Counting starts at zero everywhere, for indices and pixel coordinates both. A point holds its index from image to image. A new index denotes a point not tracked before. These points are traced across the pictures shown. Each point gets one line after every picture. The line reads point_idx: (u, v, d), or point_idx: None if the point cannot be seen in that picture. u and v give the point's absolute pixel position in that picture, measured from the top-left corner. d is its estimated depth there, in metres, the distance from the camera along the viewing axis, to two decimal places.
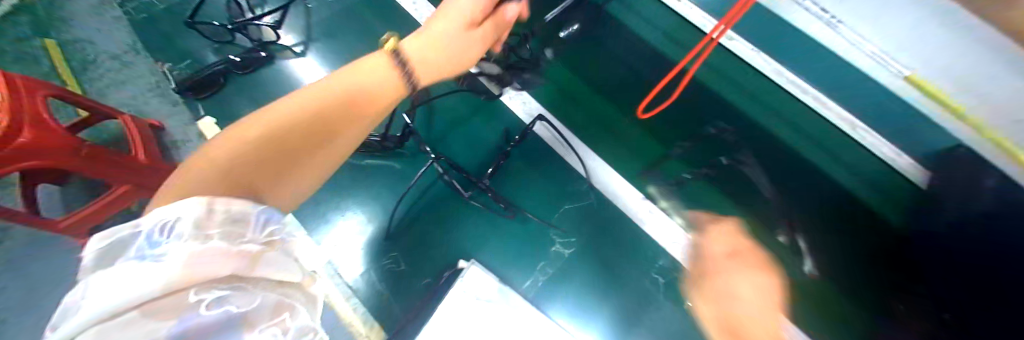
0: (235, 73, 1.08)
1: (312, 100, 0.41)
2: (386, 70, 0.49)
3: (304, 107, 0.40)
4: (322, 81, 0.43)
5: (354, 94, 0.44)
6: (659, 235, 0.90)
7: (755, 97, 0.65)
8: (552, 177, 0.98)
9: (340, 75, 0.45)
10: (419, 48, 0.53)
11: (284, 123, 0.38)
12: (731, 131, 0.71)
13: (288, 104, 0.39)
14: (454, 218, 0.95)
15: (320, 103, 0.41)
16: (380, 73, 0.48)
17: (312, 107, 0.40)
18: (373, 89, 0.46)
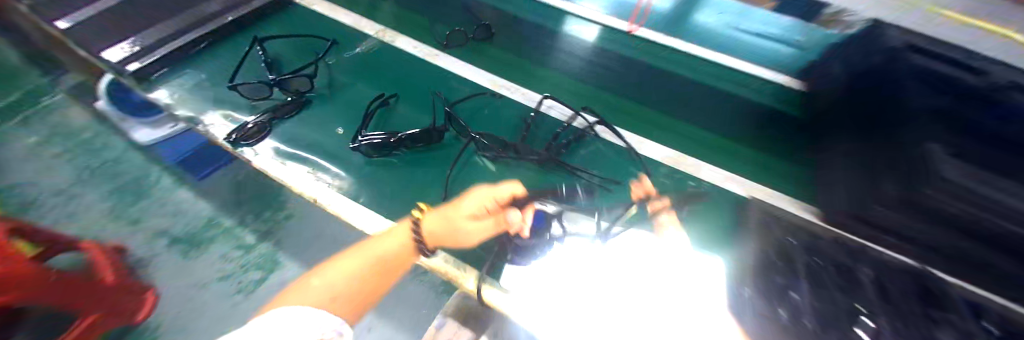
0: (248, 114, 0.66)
1: (362, 265, 0.47)
2: (402, 239, 0.50)
3: (357, 274, 0.46)
4: (371, 250, 0.49)
5: (380, 260, 0.48)
6: (728, 181, 0.67)
7: (699, 74, 0.88)
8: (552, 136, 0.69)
9: (365, 244, 0.50)
10: (435, 220, 0.52)
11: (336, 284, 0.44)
12: (688, 95, 0.84)
13: (340, 266, 0.47)
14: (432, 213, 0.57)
15: (379, 268, 0.47)
16: (390, 243, 0.49)
17: (370, 270, 0.47)
18: (389, 259, 0.48)
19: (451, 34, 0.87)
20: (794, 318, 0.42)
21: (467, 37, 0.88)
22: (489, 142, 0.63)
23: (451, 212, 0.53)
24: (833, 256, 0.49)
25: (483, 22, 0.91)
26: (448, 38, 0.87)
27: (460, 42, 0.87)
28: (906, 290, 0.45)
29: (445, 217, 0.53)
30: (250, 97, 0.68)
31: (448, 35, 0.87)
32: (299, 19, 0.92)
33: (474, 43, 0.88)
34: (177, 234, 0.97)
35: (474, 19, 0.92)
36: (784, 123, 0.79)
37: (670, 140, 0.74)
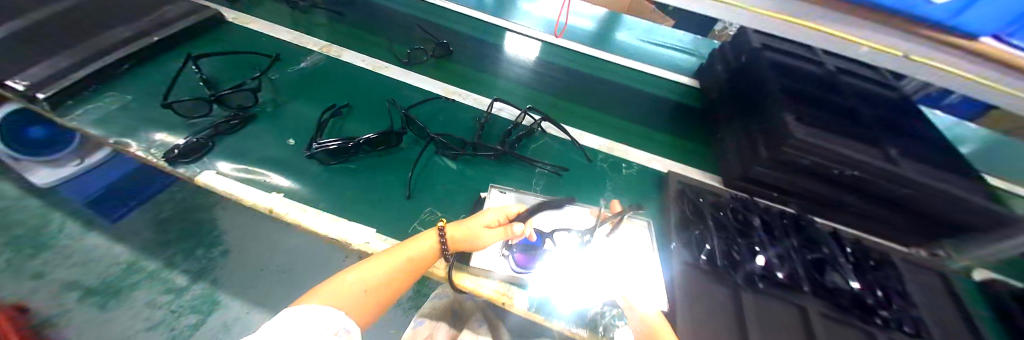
0: (182, 131, 0.62)
1: (396, 264, 0.44)
2: (430, 244, 0.47)
3: (389, 276, 0.43)
4: (403, 251, 0.45)
5: (410, 262, 0.45)
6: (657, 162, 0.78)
7: (631, 77, 1.02)
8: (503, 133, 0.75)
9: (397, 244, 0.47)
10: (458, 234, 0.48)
11: (365, 288, 0.41)
12: (616, 96, 0.95)
13: (371, 266, 0.43)
14: (395, 208, 0.58)
15: (407, 270, 0.44)
16: (422, 245, 0.47)
17: (402, 272, 0.44)
18: (417, 260, 0.46)
19: (411, 53, 0.92)
20: (711, 258, 0.53)
21: (427, 55, 0.93)
22: (444, 141, 0.67)
23: (472, 223, 0.49)
24: (732, 208, 0.61)
25: (442, 41, 0.97)
26: (407, 56, 0.91)
27: (420, 59, 0.91)
28: (785, 226, 0.59)
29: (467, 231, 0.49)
30: (185, 116, 0.65)
31: (408, 53, 0.92)
32: (235, 37, 0.90)
33: (433, 61, 0.92)
34: (91, 286, 0.90)
35: (432, 38, 0.98)
36: (692, 113, 0.95)
37: (611, 132, 0.85)
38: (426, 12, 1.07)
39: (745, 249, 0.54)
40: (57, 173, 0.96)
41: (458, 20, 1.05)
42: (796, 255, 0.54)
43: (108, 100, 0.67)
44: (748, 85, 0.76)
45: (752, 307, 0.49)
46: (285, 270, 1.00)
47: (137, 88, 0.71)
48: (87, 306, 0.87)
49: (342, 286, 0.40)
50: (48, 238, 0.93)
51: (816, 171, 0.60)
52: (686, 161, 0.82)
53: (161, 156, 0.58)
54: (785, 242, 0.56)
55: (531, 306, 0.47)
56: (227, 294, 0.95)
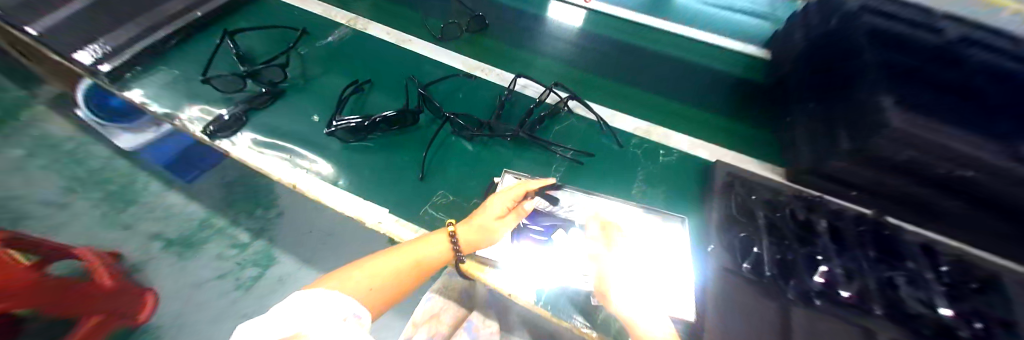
0: (219, 105, 0.66)
1: (406, 265, 0.43)
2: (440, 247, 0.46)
3: (396, 276, 0.42)
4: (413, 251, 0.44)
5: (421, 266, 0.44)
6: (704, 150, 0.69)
7: (684, 50, 0.89)
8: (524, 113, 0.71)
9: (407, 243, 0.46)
10: (469, 231, 0.45)
11: (375, 286, 0.40)
12: (659, 71, 0.85)
13: (382, 263, 0.42)
14: (410, 188, 0.57)
15: (417, 272, 0.44)
16: (436, 248, 0.45)
17: (411, 275, 0.43)
18: (428, 263, 0.45)
19: (444, 28, 0.87)
20: (759, 266, 0.46)
21: (461, 30, 0.87)
22: (462, 121, 0.64)
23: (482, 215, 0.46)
24: (792, 208, 0.52)
25: (476, 13, 0.90)
26: (441, 30, 0.87)
27: (454, 35, 0.86)
28: (860, 233, 0.49)
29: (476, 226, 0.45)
30: (221, 90, 0.68)
31: (441, 28, 0.87)
32: (270, 11, 0.92)
33: (467, 35, 0.87)
34: (171, 237, 1.03)
35: (466, 9, 0.91)
36: (751, 93, 0.82)
37: (653, 114, 0.76)
38: None
39: (804, 258, 0.45)
40: (135, 139, 1.09)
41: None
42: (872, 270, 0.44)
43: (158, 76, 0.72)
44: (834, 58, 0.62)
45: (805, 327, 0.41)
46: (329, 233, 1.07)
47: (184, 63, 0.76)
48: (170, 254, 1.01)
49: (351, 282, 0.39)
50: (138, 195, 1.08)
51: (915, 167, 0.48)
52: (740, 149, 0.71)
53: (200, 130, 0.61)
54: (858, 254, 0.46)
55: (538, 300, 0.44)
56: (282, 251, 1.04)
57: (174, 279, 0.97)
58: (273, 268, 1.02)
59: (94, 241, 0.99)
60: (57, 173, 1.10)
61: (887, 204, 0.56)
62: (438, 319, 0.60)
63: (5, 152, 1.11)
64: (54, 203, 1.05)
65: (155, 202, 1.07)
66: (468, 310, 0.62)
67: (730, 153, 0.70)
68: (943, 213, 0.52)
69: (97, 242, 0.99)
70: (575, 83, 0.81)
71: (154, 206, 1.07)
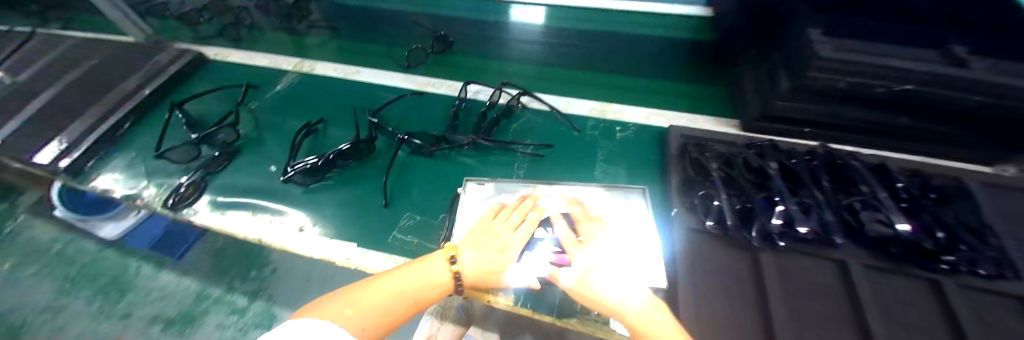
0: (178, 176, 0.66)
1: (406, 292, 0.39)
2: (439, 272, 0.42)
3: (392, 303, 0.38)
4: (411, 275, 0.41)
5: (418, 298, 0.40)
6: (661, 117, 0.70)
7: (631, 24, 0.91)
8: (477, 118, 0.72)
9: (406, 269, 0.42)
10: (478, 258, 0.43)
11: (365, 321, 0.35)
12: (608, 50, 0.87)
13: (373, 295, 0.38)
14: (377, 216, 0.57)
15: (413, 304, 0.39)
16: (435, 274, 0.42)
17: (407, 306, 0.39)
18: (426, 294, 0.40)
19: (411, 55, 0.89)
20: (721, 222, 0.46)
21: (426, 53, 0.89)
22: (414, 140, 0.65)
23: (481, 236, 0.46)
24: (744, 158, 0.52)
25: (438, 34, 0.92)
26: (406, 59, 0.88)
27: (421, 59, 0.88)
28: (812, 168, 0.50)
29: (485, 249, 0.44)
30: (176, 162, 0.68)
31: (408, 56, 0.89)
32: (219, 73, 0.93)
33: (433, 57, 0.89)
34: (171, 316, 1.02)
35: (427, 31, 0.93)
36: (698, 53, 0.83)
37: (609, 92, 0.77)
38: None
39: (762, 203, 0.45)
40: (118, 227, 1.10)
41: None
42: (825, 203, 0.45)
43: (117, 161, 0.72)
44: (766, 5, 0.63)
45: (775, 268, 0.42)
46: (328, 277, 1.07)
47: (142, 143, 0.77)
48: (170, 335, 1.00)
49: (344, 319, 0.35)
50: (131, 281, 1.07)
51: (855, 92, 0.49)
52: (698, 108, 0.72)
53: (161, 203, 0.61)
54: (813, 188, 0.46)
55: (517, 299, 0.44)
56: (284, 304, 1.03)
57: None
58: (276, 325, 1.00)
59: (95, 336, 0.98)
60: (47, 276, 1.09)
61: (839, 133, 0.56)
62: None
63: None
64: (48, 307, 1.04)
65: (150, 284, 1.07)
66: (465, 327, 0.60)
67: (689, 114, 0.71)
68: (889, 133, 0.54)
69: (98, 337, 0.98)
70: (531, 78, 0.82)
71: (149, 288, 1.06)
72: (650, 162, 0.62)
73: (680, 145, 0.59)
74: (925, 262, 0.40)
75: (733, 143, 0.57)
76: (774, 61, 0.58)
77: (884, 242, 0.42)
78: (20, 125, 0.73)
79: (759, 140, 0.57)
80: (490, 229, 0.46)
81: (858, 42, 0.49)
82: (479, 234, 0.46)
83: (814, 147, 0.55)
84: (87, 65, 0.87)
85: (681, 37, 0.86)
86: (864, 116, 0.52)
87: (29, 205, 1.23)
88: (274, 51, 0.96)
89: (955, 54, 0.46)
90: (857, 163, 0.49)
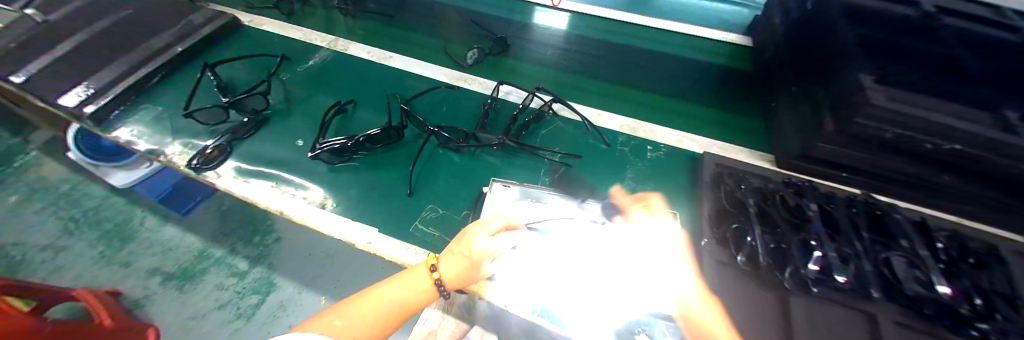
0: (202, 138, 0.66)
1: (393, 301, 0.40)
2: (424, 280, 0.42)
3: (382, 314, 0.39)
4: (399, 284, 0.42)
5: (405, 305, 0.40)
6: (692, 141, 0.69)
7: (670, 43, 0.90)
8: (507, 118, 0.71)
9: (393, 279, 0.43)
10: (456, 264, 0.41)
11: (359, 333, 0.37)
12: (642, 68, 0.85)
13: (365, 304, 0.39)
14: (399, 204, 0.57)
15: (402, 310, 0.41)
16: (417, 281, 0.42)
17: (396, 315, 0.40)
18: (412, 301, 0.41)
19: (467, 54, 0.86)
20: (752, 258, 0.45)
21: (484, 54, 0.86)
22: (441, 131, 0.63)
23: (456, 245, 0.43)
24: (781, 195, 0.51)
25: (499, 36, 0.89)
26: (465, 57, 0.85)
27: (478, 58, 0.85)
28: (850, 215, 0.49)
29: (461, 256, 0.42)
30: (201, 123, 0.68)
31: (466, 54, 0.86)
32: (250, 40, 0.93)
33: (489, 58, 0.86)
34: (170, 271, 1.02)
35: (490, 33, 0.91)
36: (735, 81, 0.82)
37: (641, 109, 0.76)
38: None
39: (798, 246, 0.44)
40: (129, 177, 1.09)
41: None
42: (863, 252, 0.44)
43: (143, 114, 0.72)
44: (817, 42, 0.62)
45: (802, 312, 0.41)
46: (330, 254, 1.06)
47: (167, 100, 0.77)
48: (167, 289, 0.99)
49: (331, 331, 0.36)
50: (134, 231, 1.07)
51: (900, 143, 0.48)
52: (730, 137, 0.71)
53: (184, 163, 0.61)
54: (851, 237, 0.45)
55: (534, 312, 0.42)
56: (283, 276, 1.02)
57: (178, 311, 0.96)
58: (273, 294, 1.00)
59: (93, 281, 0.98)
60: (52, 216, 1.09)
61: (879, 183, 0.56)
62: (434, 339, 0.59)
63: None
64: (51, 246, 1.04)
65: (152, 237, 1.07)
66: (469, 325, 0.61)
67: (720, 142, 0.70)
68: (928, 189, 0.53)
69: (95, 283, 0.98)
70: (564, 84, 0.81)
71: (151, 241, 1.06)
72: (679, 187, 0.61)
73: (711, 173, 0.58)
74: (957, 327, 0.40)
75: (767, 178, 0.56)
76: (819, 101, 0.56)
77: (917, 300, 0.41)
78: (49, 64, 0.73)
79: (796, 180, 0.56)
80: (465, 233, 0.43)
81: (909, 94, 0.47)
82: (458, 238, 0.44)
83: (853, 194, 0.54)
84: (120, 12, 0.86)
85: (719, 63, 0.85)
86: (911, 168, 0.51)
87: (44, 144, 1.23)
88: (309, 24, 0.96)
89: (1010, 119, 0.44)
90: (897, 215, 0.48)
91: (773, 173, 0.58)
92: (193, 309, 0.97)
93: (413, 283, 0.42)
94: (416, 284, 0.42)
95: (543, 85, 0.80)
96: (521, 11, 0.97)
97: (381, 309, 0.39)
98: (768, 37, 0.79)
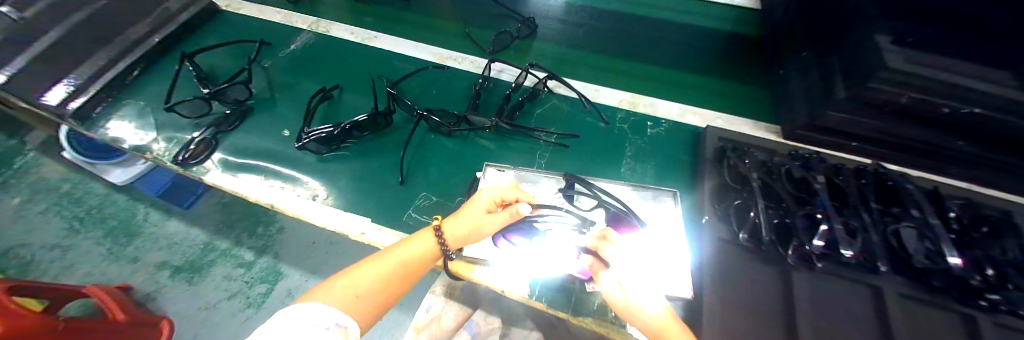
0: (187, 132, 0.64)
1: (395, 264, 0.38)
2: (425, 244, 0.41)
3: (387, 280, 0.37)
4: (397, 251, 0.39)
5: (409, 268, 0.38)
6: (694, 115, 0.66)
7: (674, 9, 0.84)
8: (500, 99, 0.68)
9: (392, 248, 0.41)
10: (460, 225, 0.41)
11: (364, 302, 0.34)
12: (644, 37, 0.80)
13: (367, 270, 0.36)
14: (391, 193, 0.56)
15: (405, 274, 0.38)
16: (422, 245, 0.40)
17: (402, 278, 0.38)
18: (415, 265, 0.39)
19: (496, 39, 0.79)
20: (756, 234, 0.43)
21: (511, 38, 0.79)
22: (429, 114, 0.61)
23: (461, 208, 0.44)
24: (787, 168, 0.49)
25: (526, 17, 0.83)
26: (491, 43, 0.79)
27: (505, 44, 0.79)
28: (860, 187, 0.46)
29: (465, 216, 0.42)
30: (184, 116, 0.66)
31: (492, 40, 0.79)
32: (229, 26, 0.88)
33: (516, 43, 0.79)
34: (178, 264, 1.03)
35: (513, 14, 0.84)
36: (740, 48, 0.77)
37: (642, 83, 0.73)
38: None
39: (802, 220, 0.42)
40: (126, 173, 1.08)
41: None
42: (871, 224, 0.42)
43: (125, 110, 0.70)
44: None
45: (807, 288, 0.40)
46: (333, 242, 1.07)
47: (149, 94, 0.74)
48: (178, 281, 1.01)
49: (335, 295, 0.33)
50: (137, 227, 1.08)
51: (915, 109, 0.45)
52: (733, 109, 0.68)
53: (170, 159, 0.59)
54: (860, 209, 0.44)
55: (532, 293, 0.43)
56: (288, 264, 1.03)
57: (190, 302, 0.99)
58: (280, 282, 1.01)
59: (102, 277, 1.00)
60: (56, 215, 1.10)
61: (891, 152, 0.53)
62: (438, 323, 0.59)
63: (3, 201, 1.11)
64: (59, 245, 1.05)
65: (157, 232, 1.07)
66: (472, 308, 0.62)
67: (724, 114, 0.67)
68: (939, 155, 0.51)
69: (105, 278, 1.00)
70: (561, 60, 0.77)
71: (155, 235, 1.07)
72: (679, 164, 0.59)
73: (714, 147, 0.56)
74: (966, 298, 0.38)
75: (772, 151, 0.54)
76: (831, 66, 0.53)
77: (925, 272, 0.39)
78: (23, 60, 0.70)
79: (804, 151, 0.54)
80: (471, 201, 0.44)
81: (929, 55, 0.43)
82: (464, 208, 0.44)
83: (863, 164, 0.51)
84: None
85: (724, 29, 0.80)
86: (923, 136, 0.49)
87: (38, 144, 1.22)
88: (290, 5, 0.90)
89: None
90: (909, 185, 0.46)
91: (780, 146, 0.55)
92: (205, 299, 0.99)
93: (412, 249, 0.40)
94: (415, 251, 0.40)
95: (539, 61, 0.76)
96: None
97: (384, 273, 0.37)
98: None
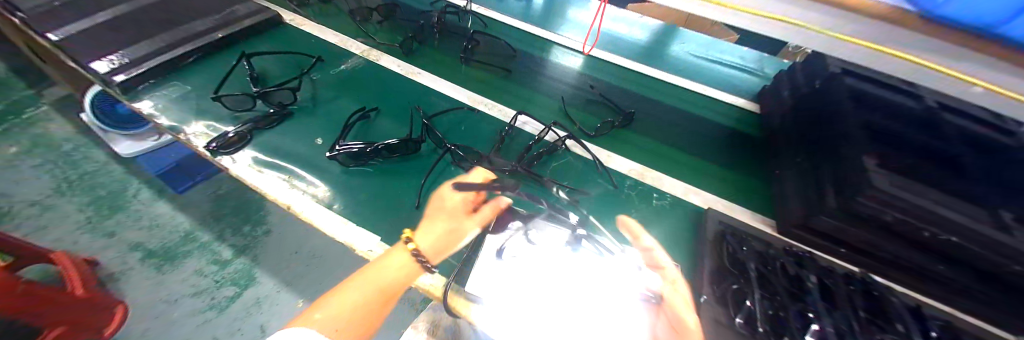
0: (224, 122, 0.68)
1: (371, 290, 0.46)
2: (400, 267, 0.49)
3: (362, 303, 0.45)
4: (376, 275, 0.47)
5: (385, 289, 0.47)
6: (695, 194, 0.71)
7: (686, 99, 0.94)
8: (520, 147, 0.74)
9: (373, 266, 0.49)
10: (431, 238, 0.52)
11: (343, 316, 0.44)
12: (656, 118, 0.88)
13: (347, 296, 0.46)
14: (406, 215, 0.58)
15: (380, 299, 0.47)
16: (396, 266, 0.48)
17: (376, 299, 0.46)
18: (391, 288, 0.47)
19: (598, 126, 0.83)
20: (750, 322, 0.45)
21: (612, 128, 0.83)
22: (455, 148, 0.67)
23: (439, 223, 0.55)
24: (782, 262, 0.53)
25: (626, 110, 0.87)
26: (595, 129, 0.82)
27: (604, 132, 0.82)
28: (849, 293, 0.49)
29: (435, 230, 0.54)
30: (227, 108, 0.70)
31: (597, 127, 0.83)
32: (286, 39, 0.97)
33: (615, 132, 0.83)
34: (152, 248, 0.99)
35: (586, 95, 0.90)
36: (741, 143, 0.85)
37: (651, 157, 0.78)
38: (479, 24, 1.08)
39: (796, 316, 0.44)
40: (135, 146, 1.08)
41: (511, 36, 1.05)
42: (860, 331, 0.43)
43: (168, 91, 0.74)
44: (822, 118, 0.66)
45: None
46: (317, 256, 1.04)
47: (195, 80, 0.79)
48: (147, 267, 0.96)
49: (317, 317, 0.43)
50: (125, 202, 1.06)
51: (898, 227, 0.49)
52: (732, 196, 0.73)
53: (203, 144, 0.62)
54: (849, 313, 0.45)
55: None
56: (266, 270, 1.00)
57: (151, 292, 0.93)
58: (252, 287, 0.97)
59: (71, 246, 0.96)
60: (47, 173, 1.08)
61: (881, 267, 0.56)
62: None
63: None
64: (37, 204, 1.03)
65: (142, 210, 1.05)
66: None
67: (723, 200, 0.72)
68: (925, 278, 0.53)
69: (74, 248, 0.96)
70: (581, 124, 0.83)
71: (140, 213, 1.04)
72: (677, 238, 0.63)
73: (713, 228, 0.60)
74: None
75: (767, 242, 0.58)
76: (821, 174, 0.58)
77: None
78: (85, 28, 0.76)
79: (797, 249, 0.57)
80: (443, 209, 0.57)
81: (909, 179, 0.49)
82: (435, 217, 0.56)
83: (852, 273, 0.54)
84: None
85: (728, 124, 0.89)
86: (906, 254, 0.52)
87: (55, 101, 1.25)
88: (347, 31, 1.00)
89: (1002, 219, 0.45)
90: (894, 300, 0.49)
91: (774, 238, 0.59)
92: (169, 290, 0.94)
93: (389, 271, 0.48)
94: (392, 273, 0.48)
95: (562, 120, 0.83)
96: (548, 49, 1.02)
97: (358, 289, 0.46)
98: (777, 104, 0.84)
